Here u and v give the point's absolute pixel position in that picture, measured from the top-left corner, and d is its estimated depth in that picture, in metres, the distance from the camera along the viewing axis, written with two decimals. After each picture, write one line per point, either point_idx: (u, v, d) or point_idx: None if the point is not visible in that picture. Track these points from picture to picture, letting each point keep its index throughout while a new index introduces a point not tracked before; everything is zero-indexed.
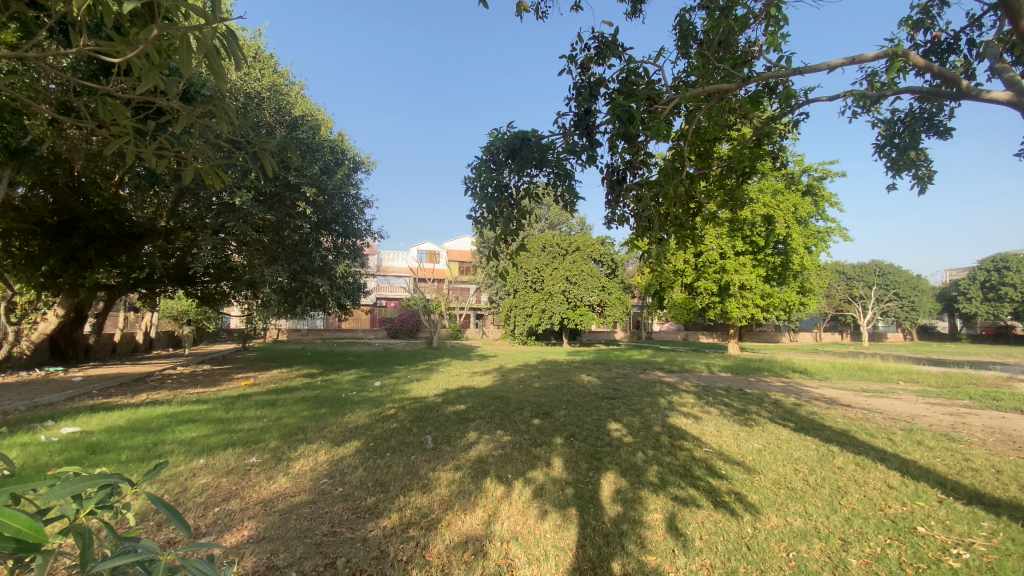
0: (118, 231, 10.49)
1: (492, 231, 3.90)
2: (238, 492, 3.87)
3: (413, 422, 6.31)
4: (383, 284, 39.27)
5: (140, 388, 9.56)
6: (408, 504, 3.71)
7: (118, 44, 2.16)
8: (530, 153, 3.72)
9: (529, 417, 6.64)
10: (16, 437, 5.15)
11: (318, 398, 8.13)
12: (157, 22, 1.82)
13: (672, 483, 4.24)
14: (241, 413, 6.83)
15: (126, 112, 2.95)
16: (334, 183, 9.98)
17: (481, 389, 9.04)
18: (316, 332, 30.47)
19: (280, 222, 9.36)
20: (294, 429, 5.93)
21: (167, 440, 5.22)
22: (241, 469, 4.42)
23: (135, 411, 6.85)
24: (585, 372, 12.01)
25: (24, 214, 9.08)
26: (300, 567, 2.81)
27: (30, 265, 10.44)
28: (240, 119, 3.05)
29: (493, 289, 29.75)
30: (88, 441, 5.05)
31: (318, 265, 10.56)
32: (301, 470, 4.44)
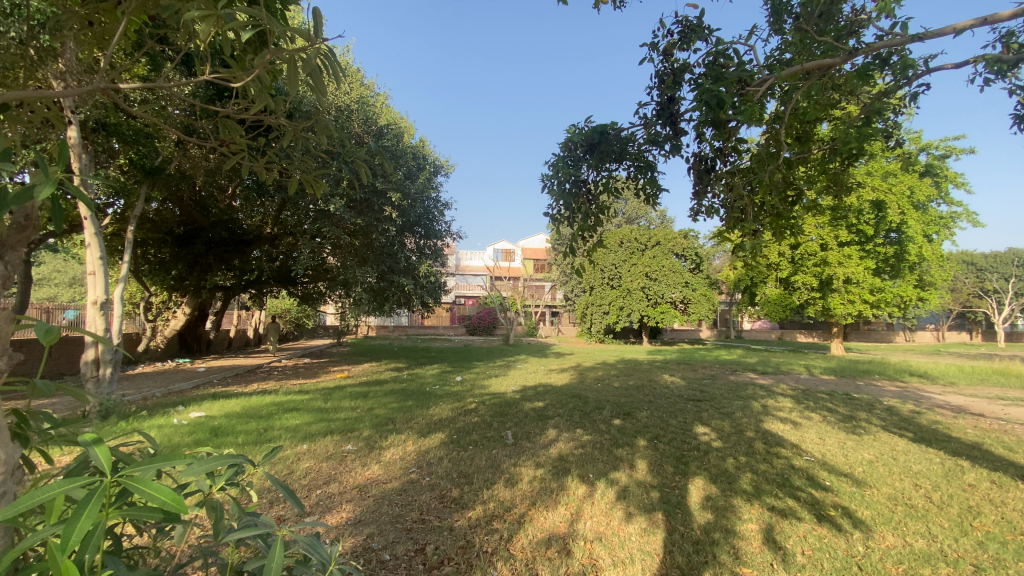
0: (232, 239, 11.70)
1: (569, 228, 3.88)
2: (337, 477, 4.17)
3: (493, 417, 6.44)
4: (461, 283, 40.53)
5: (251, 379, 10.62)
6: (492, 497, 3.78)
7: (237, 69, 2.38)
8: (610, 147, 3.64)
9: (609, 417, 6.53)
10: (156, 420, 5.91)
11: (405, 391, 8.54)
12: (269, 48, 1.98)
13: (767, 493, 3.97)
14: (337, 404, 7.36)
15: (242, 132, 3.25)
16: (416, 187, 10.45)
17: (560, 388, 9.00)
18: (401, 329, 32.10)
19: (368, 226, 9.92)
20: (384, 419, 6.29)
21: (275, 427, 5.74)
22: (338, 455, 4.75)
23: (249, 399, 7.62)
24: (668, 372, 11.56)
25: (157, 225, 10.59)
26: (393, 550, 2.97)
27: (163, 270, 11.94)
28: (336, 131, 3.25)
29: (569, 286, 29.49)
30: (211, 425, 5.68)
31: (403, 266, 11.12)
32: (392, 459, 4.70)
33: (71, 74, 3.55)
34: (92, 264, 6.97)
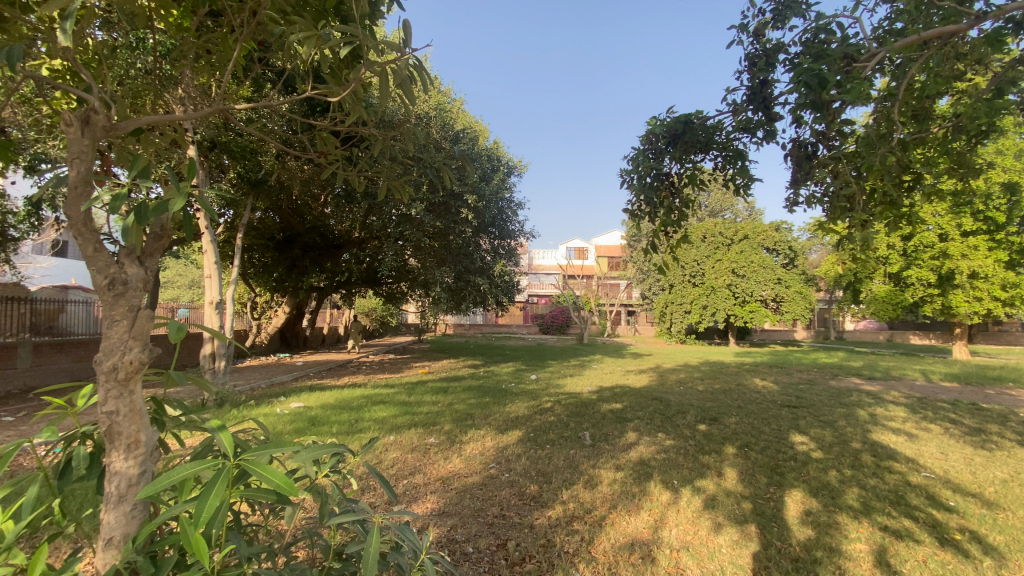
0: (325, 243, 12.60)
1: (651, 224, 3.76)
2: (422, 468, 4.35)
3: (570, 417, 6.40)
4: (535, 282, 40.74)
5: (343, 373, 11.40)
6: (572, 498, 3.75)
7: (334, 84, 2.52)
8: (695, 137, 3.48)
9: (693, 422, 6.23)
10: (262, 409, 6.50)
11: (482, 388, 8.73)
12: (364, 62, 2.09)
13: (878, 510, 3.59)
14: (419, 398, 7.69)
15: (336, 143, 3.47)
16: (491, 188, 10.63)
17: (640, 390, 8.73)
18: (477, 327, 32.82)
19: (446, 228, 10.22)
20: (464, 415, 6.47)
21: (364, 418, 6.10)
22: (422, 448, 4.94)
23: (341, 391, 8.18)
24: (757, 376, 10.83)
25: (261, 232, 11.66)
26: (476, 543, 3.04)
27: (266, 272, 13.13)
28: (420, 137, 3.38)
29: (646, 285, 28.57)
30: (309, 414, 6.16)
31: (478, 266, 11.56)
32: (472, 453, 4.82)
33: (193, 99, 3.99)
34: (209, 268, 7.82)
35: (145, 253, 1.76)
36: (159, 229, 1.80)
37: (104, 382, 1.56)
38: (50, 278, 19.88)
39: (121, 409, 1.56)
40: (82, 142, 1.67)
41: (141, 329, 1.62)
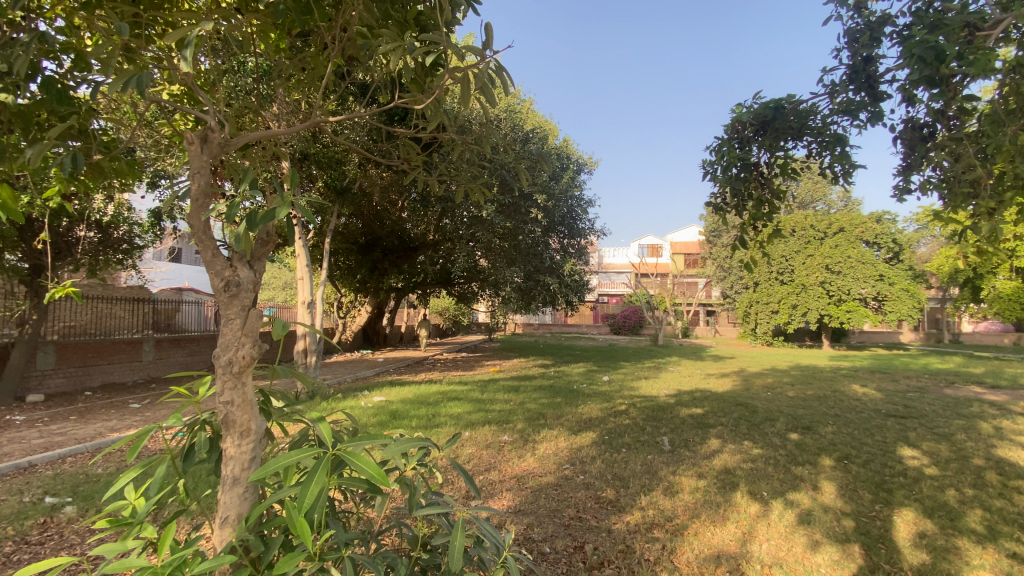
0: (402, 246, 13.16)
1: (738, 218, 3.56)
2: (497, 465, 4.40)
3: (646, 421, 6.21)
4: (606, 281, 40.04)
5: (420, 369, 11.87)
6: (652, 504, 3.63)
7: (416, 93, 2.61)
8: (786, 124, 3.26)
9: (783, 430, 5.81)
10: (347, 402, 6.90)
11: (554, 388, 8.70)
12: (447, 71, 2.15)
13: (1010, 538, 3.15)
14: (492, 396, 7.81)
15: (417, 150, 3.60)
16: (561, 187, 10.58)
17: (721, 394, 8.29)
18: (546, 327, 32.81)
19: (517, 228, 10.31)
20: (536, 414, 6.48)
21: (441, 414, 6.29)
22: (497, 445, 5.01)
23: (419, 387, 8.51)
24: (856, 382, 9.89)
25: (345, 237, 12.40)
26: (553, 543, 3.02)
27: (349, 274, 13.94)
28: (494, 138, 3.42)
29: (726, 283, 27.08)
30: (390, 408, 6.46)
31: (548, 265, 11.59)
32: (546, 453, 4.81)
33: (286, 115, 4.32)
34: (302, 271, 8.43)
35: (253, 258, 1.93)
36: (265, 236, 1.96)
37: (221, 374, 1.72)
38: (168, 281, 22.33)
39: (235, 399, 1.72)
40: (201, 158, 1.87)
41: (252, 326, 1.77)
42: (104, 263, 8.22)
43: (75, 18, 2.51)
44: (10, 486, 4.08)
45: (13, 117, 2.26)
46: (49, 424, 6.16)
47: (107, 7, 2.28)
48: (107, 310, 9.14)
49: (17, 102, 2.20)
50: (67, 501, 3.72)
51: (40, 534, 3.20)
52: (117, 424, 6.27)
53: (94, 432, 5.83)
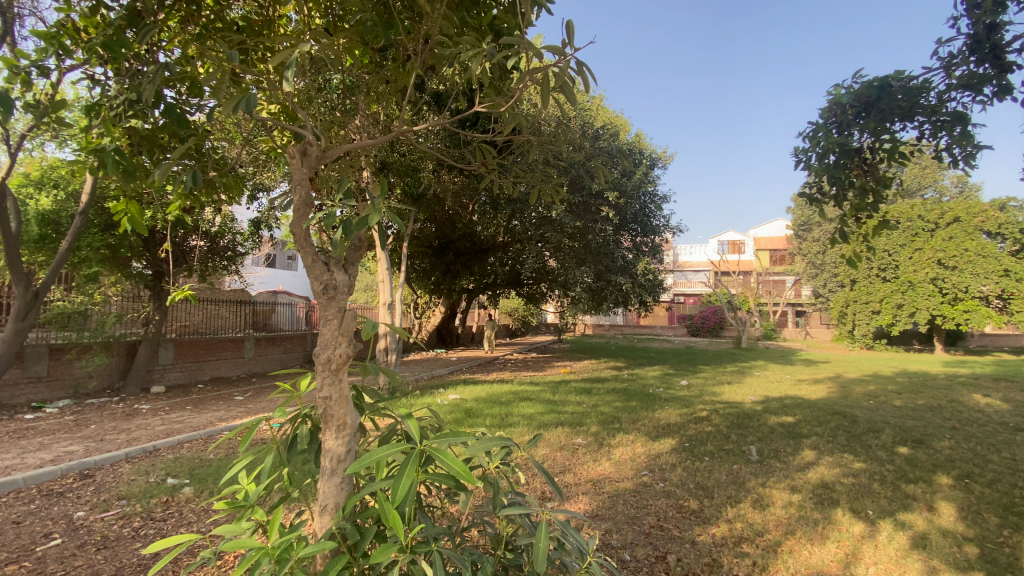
0: (473, 248, 13.39)
1: (837, 209, 3.28)
2: (572, 468, 4.37)
3: (730, 428, 5.88)
4: (682, 280, 38.49)
5: (491, 369, 12.07)
6: (739, 517, 3.43)
7: (494, 98, 2.65)
8: (893, 104, 2.98)
9: (889, 443, 5.27)
10: (425, 400, 7.15)
11: (628, 391, 8.49)
12: (525, 74, 2.16)
13: None
14: (565, 397, 7.76)
15: (494, 154, 3.65)
16: (633, 184, 10.31)
17: (814, 402, 7.66)
18: (618, 328, 32.09)
19: (587, 227, 10.20)
20: (611, 417, 6.35)
21: (513, 414, 6.34)
22: (571, 447, 4.96)
23: (491, 387, 8.66)
24: (979, 391, 8.75)
25: (420, 240, 12.87)
26: (633, 551, 2.94)
27: (423, 276, 14.47)
28: (568, 138, 3.39)
29: (816, 281, 25.05)
30: (465, 407, 6.61)
31: (620, 265, 11.33)
32: (622, 458, 4.70)
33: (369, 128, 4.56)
34: (382, 274, 8.87)
35: (348, 262, 2.05)
36: (357, 242, 2.10)
37: (321, 371, 1.85)
38: (264, 284, 24.36)
39: (333, 394, 1.83)
40: (302, 170, 2.03)
41: (347, 326, 1.89)
42: (212, 269, 9.12)
43: (190, 48, 2.78)
44: (140, 466, 4.64)
45: (142, 140, 2.53)
46: (169, 413, 6.93)
47: (219, 38, 2.52)
48: (214, 311, 10.13)
49: (146, 126, 2.47)
50: (184, 482, 4.16)
51: (163, 511, 3.60)
52: (224, 414, 6.94)
53: (206, 421, 6.49)
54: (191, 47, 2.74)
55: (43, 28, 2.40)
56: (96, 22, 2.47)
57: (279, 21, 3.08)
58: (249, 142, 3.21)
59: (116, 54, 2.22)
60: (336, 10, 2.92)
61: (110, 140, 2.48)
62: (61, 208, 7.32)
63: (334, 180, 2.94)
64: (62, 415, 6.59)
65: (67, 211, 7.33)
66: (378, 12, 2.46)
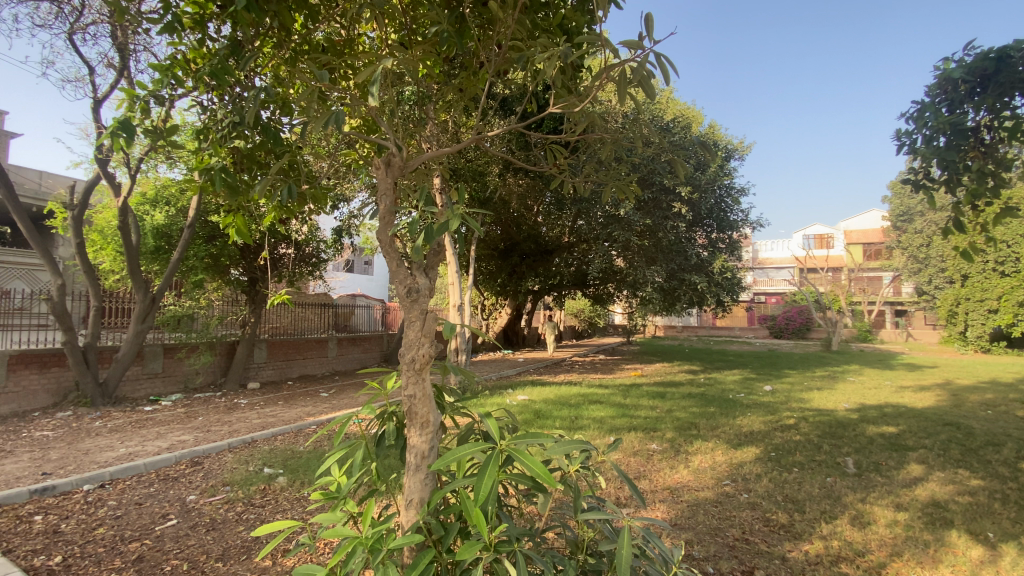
0: (539, 249, 13.22)
1: (950, 197, 2.95)
2: (647, 474, 4.24)
3: (822, 438, 5.45)
4: (761, 279, 36.26)
5: (560, 371, 12.02)
6: (835, 534, 3.17)
7: (566, 97, 2.64)
8: (1013, 77, 2.67)
9: (1016, 459, 4.65)
10: (495, 400, 7.25)
11: (704, 396, 8.11)
12: (601, 72, 2.14)
13: None
14: (637, 401, 7.55)
15: (565, 154, 3.62)
16: (707, 178, 9.88)
17: (922, 411, 6.89)
18: (692, 330, 30.79)
19: (657, 225, 9.90)
20: (687, 423, 6.11)
21: (584, 416, 6.26)
22: (645, 453, 4.81)
23: (560, 388, 8.61)
24: None
25: (487, 243, 13.07)
26: (717, 564, 2.80)
27: (491, 278, 14.69)
28: (641, 135, 3.31)
29: (918, 277, 22.65)
30: (535, 408, 6.62)
31: (694, 263, 10.87)
32: (701, 466, 4.49)
33: (441, 136, 4.72)
34: (452, 277, 9.12)
35: (429, 266, 2.13)
36: (437, 246, 2.18)
37: (406, 370, 1.93)
38: (344, 288, 25.85)
39: (417, 393, 1.91)
40: (386, 180, 2.13)
41: (429, 327, 1.96)
42: (298, 275, 9.81)
43: (281, 69, 3.00)
44: (240, 456, 5.09)
45: (243, 158, 2.77)
46: (264, 407, 7.54)
47: (308, 59, 2.70)
48: (300, 313, 10.90)
49: (247, 146, 2.70)
50: (278, 472, 4.51)
51: (262, 498, 3.92)
52: (311, 409, 7.43)
53: (296, 416, 6.99)
54: (283, 69, 2.95)
55: (160, 62, 2.68)
56: (203, 53, 2.72)
57: (359, 39, 3.25)
58: (333, 156, 3.42)
59: (221, 81, 2.43)
60: (411, 24, 3.03)
61: (218, 160, 2.73)
62: (172, 223, 8.20)
63: (414, 188, 3.07)
64: (175, 408, 7.38)
65: (177, 225, 8.19)
66: (452, 23, 2.52)
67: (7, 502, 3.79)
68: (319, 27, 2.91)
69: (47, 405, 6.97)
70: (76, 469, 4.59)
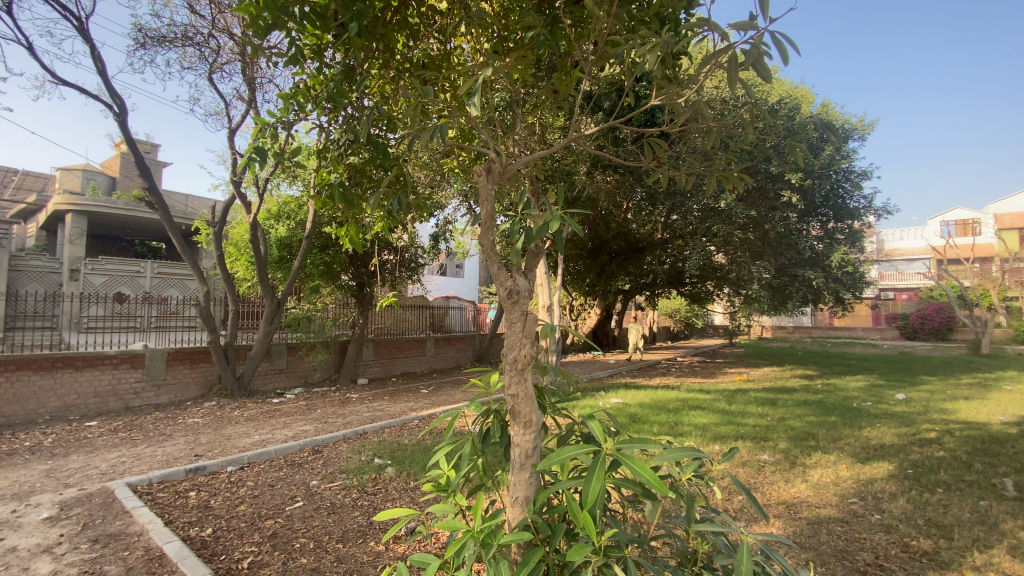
0: (629, 247, 12.79)
1: None
2: (758, 487, 3.94)
3: (974, 456, 4.70)
4: (888, 273, 32.16)
5: (655, 373, 11.58)
6: (995, 567, 2.72)
7: (665, 90, 2.55)
8: None
9: None
10: (588, 402, 7.16)
11: (822, 404, 7.37)
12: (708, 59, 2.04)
13: None
14: (743, 407, 7.06)
15: (666, 146, 3.45)
16: (821, 162, 9.03)
17: None
18: (804, 330, 28.12)
19: (764, 216, 9.33)
20: (803, 433, 5.58)
21: (685, 422, 5.97)
22: (755, 464, 4.48)
23: (657, 392, 8.30)
24: None
25: (576, 243, 12.96)
26: None
27: (580, 279, 14.55)
28: (749, 122, 3.10)
29: None
30: (631, 411, 6.44)
31: (807, 257, 9.92)
32: (821, 481, 4.08)
33: (531, 140, 4.78)
34: (541, 277, 9.16)
35: (528, 269, 2.19)
36: (535, 248, 2.23)
37: (508, 369, 1.98)
38: (438, 291, 27.08)
39: (520, 392, 1.95)
40: (488, 186, 2.22)
41: (530, 327, 2.00)
42: (399, 278, 10.45)
43: (387, 89, 3.21)
44: (354, 446, 5.53)
45: (356, 173, 3.02)
46: (372, 402, 8.12)
47: (411, 77, 2.87)
48: (401, 315, 11.60)
49: (360, 162, 2.94)
50: (387, 463, 4.83)
51: (373, 487, 4.23)
52: (413, 405, 7.87)
53: (400, 411, 7.43)
54: (388, 88, 3.16)
55: (285, 92, 3.00)
56: (320, 80, 3.00)
57: (455, 52, 3.39)
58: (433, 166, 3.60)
59: (337, 104, 2.66)
60: (504, 32, 3.10)
61: (336, 176, 3.00)
62: (292, 234, 9.14)
63: (511, 192, 3.15)
64: (297, 400, 8.20)
65: (296, 236, 9.12)
66: (547, 26, 2.54)
67: (168, 478, 4.45)
68: (420, 45, 3.09)
69: (197, 396, 8.10)
70: (220, 452, 5.27)
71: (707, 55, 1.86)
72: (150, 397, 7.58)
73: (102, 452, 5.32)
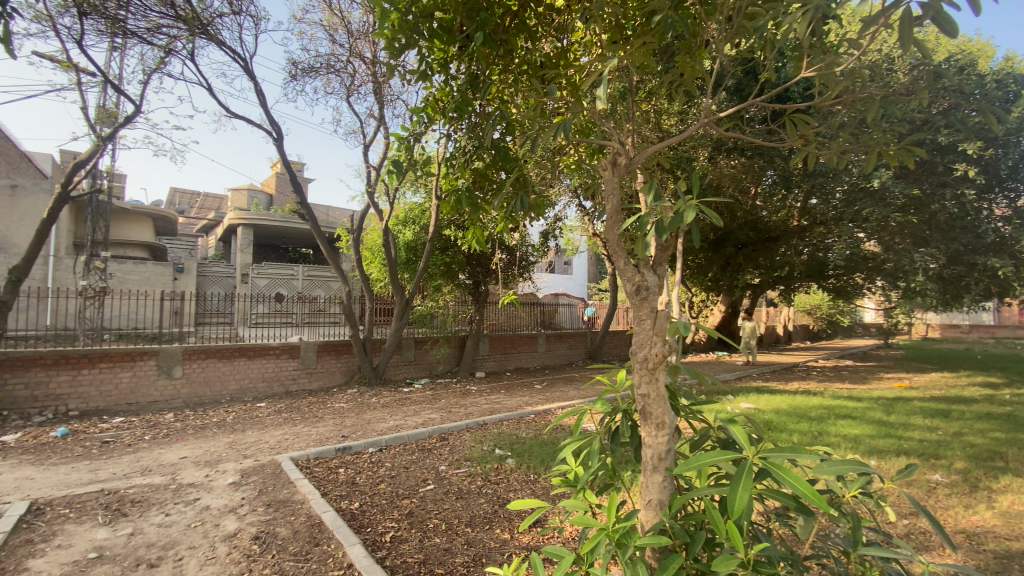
0: (759, 237, 11.71)
1: None
2: (928, 510, 3.37)
3: None
4: None
5: (792, 377, 10.48)
6: None
7: (812, 59, 2.27)
8: None
9: None
10: (714, 404, 6.73)
11: (1015, 418, 6.08)
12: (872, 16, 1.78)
13: None
14: (904, 418, 6.10)
15: (812, 122, 3.07)
16: (1010, 125, 7.43)
17: None
18: (986, 330, 23.43)
19: (929, 195, 7.90)
20: (988, 452, 4.66)
21: (830, 432, 5.32)
22: (924, 484, 3.84)
23: (794, 397, 7.51)
24: None
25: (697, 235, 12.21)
26: None
27: (701, 273, 13.68)
28: (914, 87, 2.67)
29: None
30: (764, 417, 5.91)
31: (990, 241, 8.25)
32: (1016, 509, 3.38)
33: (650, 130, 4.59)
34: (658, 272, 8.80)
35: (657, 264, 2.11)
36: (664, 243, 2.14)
37: (639, 368, 1.93)
38: (550, 287, 27.30)
39: (651, 392, 1.89)
40: (613, 180, 2.17)
41: (661, 325, 1.92)
42: (514, 276, 10.73)
43: (507, 93, 3.31)
44: (476, 436, 5.81)
45: (480, 177, 3.16)
46: (490, 395, 8.46)
47: (530, 78, 2.92)
48: (516, 312, 11.92)
49: (483, 166, 3.08)
50: (507, 455, 5.01)
51: (496, 476, 4.41)
52: (529, 400, 8.04)
53: (517, 405, 7.64)
54: (508, 92, 3.24)
55: (416, 107, 3.24)
56: (446, 92, 3.18)
57: (572, 47, 3.37)
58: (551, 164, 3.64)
59: (463, 113, 2.80)
60: (622, 19, 3.01)
61: (462, 182, 3.18)
62: (417, 237, 9.84)
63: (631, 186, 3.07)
64: (424, 391, 8.85)
65: (420, 238, 9.80)
66: (674, 8, 2.41)
67: (322, 455, 5.07)
68: (537, 46, 3.13)
69: (341, 382, 9.13)
70: (362, 435, 5.87)
71: (873, 13, 1.63)
72: (305, 383, 8.70)
73: (271, 429, 6.23)
